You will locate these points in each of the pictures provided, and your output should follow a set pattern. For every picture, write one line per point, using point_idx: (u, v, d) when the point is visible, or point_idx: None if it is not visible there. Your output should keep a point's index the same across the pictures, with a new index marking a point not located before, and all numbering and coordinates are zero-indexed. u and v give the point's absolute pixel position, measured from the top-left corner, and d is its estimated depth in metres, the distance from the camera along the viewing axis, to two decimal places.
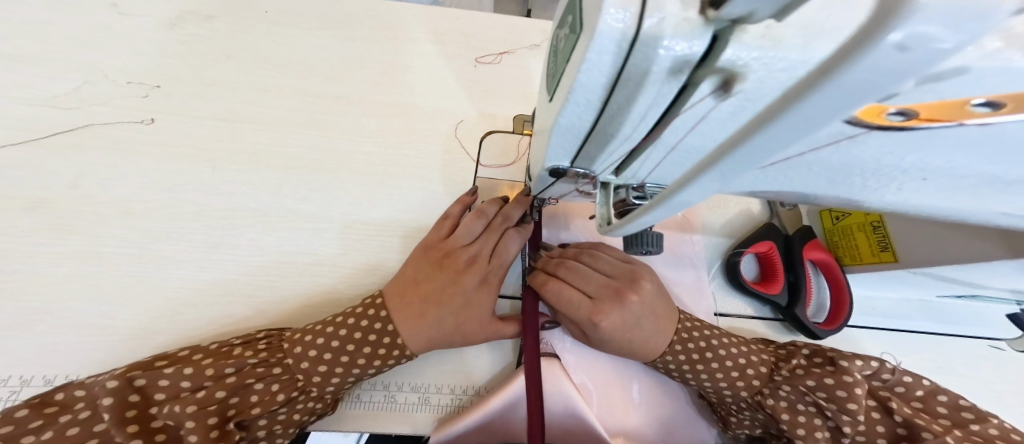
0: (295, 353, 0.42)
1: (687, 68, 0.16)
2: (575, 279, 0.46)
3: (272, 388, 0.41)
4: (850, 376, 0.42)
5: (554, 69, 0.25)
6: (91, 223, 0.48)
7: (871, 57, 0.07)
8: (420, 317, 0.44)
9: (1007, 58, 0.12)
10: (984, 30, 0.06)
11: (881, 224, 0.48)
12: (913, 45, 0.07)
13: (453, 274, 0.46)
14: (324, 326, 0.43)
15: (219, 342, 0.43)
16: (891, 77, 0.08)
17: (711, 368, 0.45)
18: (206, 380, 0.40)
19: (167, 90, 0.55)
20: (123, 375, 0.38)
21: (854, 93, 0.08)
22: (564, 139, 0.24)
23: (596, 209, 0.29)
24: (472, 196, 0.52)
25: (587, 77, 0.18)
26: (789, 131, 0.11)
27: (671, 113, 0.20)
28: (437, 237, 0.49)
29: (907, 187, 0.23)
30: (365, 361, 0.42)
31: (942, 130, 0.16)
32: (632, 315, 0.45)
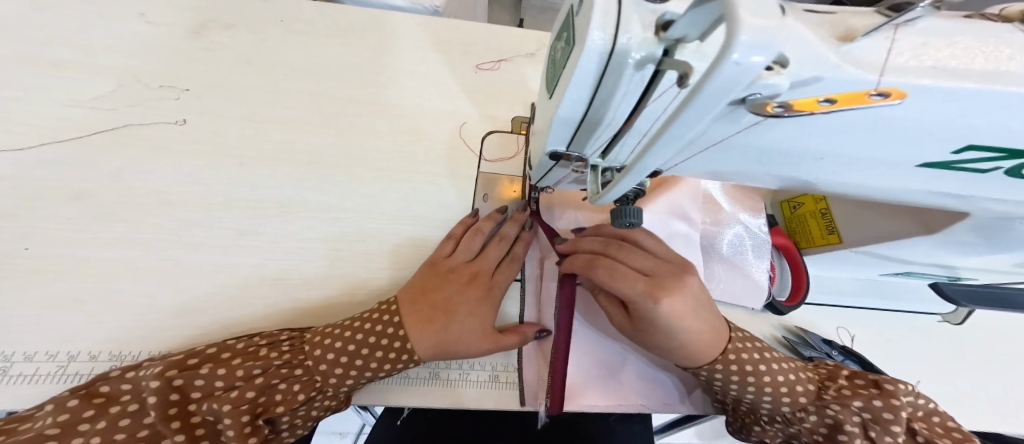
0: (315, 356, 0.44)
1: (648, 67, 0.23)
2: (634, 260, 0.50)
3: (293, 388, 0.44)
4: (896, 399, 0.45)
5: (552, 73, 0.32)
6: (129, 213, 0.52)
7: (728, 68, 0.14)
8: (429, 322, 0.46)
9: (843, 71, 0.19)
10: (767, 54, 0.13)
11: (828, 211, 0.56)
12: (744, 58, 0.13)
13: (460, 285, 0.50)
14: (342, 330, 0.46)
15: (245, 342, 0.46)
16: (734, 81, 0.14)
17: (761, 380, 0.47)
18: (237, 380, 0.42)
19: (195, 92, 0.60)
20: (162, 376, 0.40)
21: (724, 90, 0.15)
22: (560, 128, 0.30)
23: (586, 187, 0.35)
24: (474, 218, 0.58)
25: (579, 78, 0.25)
26: (700, 114, 0.17)
27: (640, 106, 0.26)
28: (442, 254, 0.54)
29: (819, 167, 0.30)
30: (377, 365, 0.44)
31: (824, 121, 0.23)
32: (692, 296, 0.47)
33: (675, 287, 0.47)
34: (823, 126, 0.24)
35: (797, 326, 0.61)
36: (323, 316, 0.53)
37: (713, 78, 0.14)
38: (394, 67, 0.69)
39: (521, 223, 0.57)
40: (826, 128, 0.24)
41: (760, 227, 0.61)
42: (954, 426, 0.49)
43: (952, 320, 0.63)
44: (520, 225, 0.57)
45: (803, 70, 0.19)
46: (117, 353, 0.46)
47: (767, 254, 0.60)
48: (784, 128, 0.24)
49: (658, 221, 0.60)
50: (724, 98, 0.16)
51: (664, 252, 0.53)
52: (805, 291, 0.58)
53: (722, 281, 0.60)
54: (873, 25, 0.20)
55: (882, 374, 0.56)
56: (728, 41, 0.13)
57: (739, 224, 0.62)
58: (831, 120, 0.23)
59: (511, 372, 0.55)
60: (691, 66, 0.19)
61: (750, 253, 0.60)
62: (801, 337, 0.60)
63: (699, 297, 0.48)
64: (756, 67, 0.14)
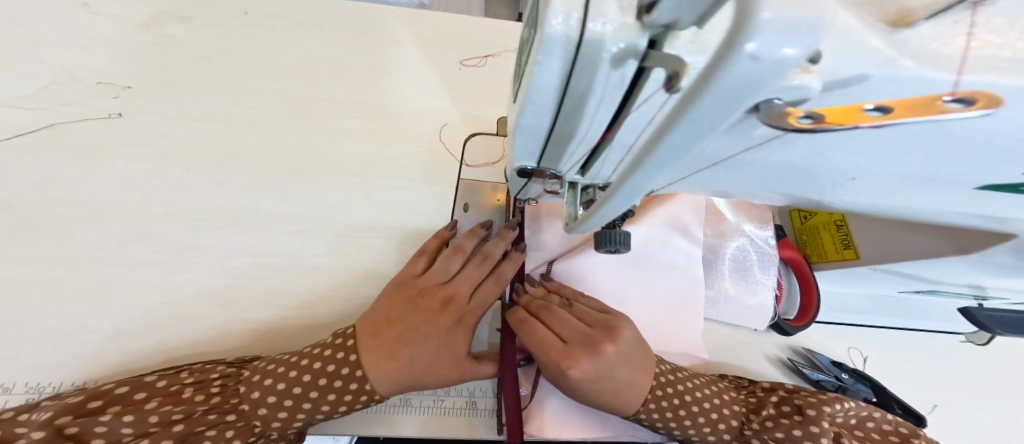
0: (251, 399, 0.39)
1: (630, 69, 0.17)
2: (553, 323, 0.45)
3: (225, 435, 0.39)
4: (817, 426, 0.44)
5: (519, 71, 0.26)
6: (57, 225, 0.47)
7: (734, 68, 0.08)
8: (392, 359, 0.41)
9: (894, 66, 0.13)
10: (813, 45, 0.07)
11: (843, 223, 0.51)
12: (764, 57, 0.07)
13: (430, 311, 0.45)
14: (284, 368, 0.41)
15: (168, 380, 0.41)
16: (747, 90, 0.09)
17: (685, 423, 0.45)
18: (152, 427, 0.38)
19: (140, 91, 0.55)
20: (50, 425, 0.35)
21: (728, 101, 0.09)
22: (527, 139, 0.25)
23: (564, 208, 0.30)
24: (451, 231, 0.52)
25: (541, 78, 0.19)
26: (697, 134, 0.12)
27: (622, 113, 0.21)
28: (411, 274, 0.48)
29: (844, 186, 0.24)
30: (329, 407, 0.40)
31: (863, 132, 0.17)
32: (606, 366, 0.42)
33: (585, 356, 0.42)
34: (858, 142, 0.18)
35: (803, 346, 0.56)
36: (278, 340, 0.47)
37: (714, 84, 0.09)
38: (366, 63, 0.64)
39: (509, 240, 0.50)
40: (856, 145, 0.19)
41: (768, 239, 0.55)
42: (894, 429, 0.47)
43: (977, 340, 0.58)
44: (508, 244, 0.50)
45: (842, 66, 0.13)
46: (36, 384, 0.41)
47: (770, 271, 0.55)
48: (808, 144, 0.19)
49: (655, 234, 0.54)
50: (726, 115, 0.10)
51: (597, 314, 0.47)
52: (814, 311, 0.52)
53: (727, 298, 0.54)
54: (939, 5, 0.14)
55: (898, 401, 0.51)
56: (741, 28, 0.07)
57: (744, 236, 0.56)
58: (873, 133, 0.17)
59: (484, 398, 0.50)
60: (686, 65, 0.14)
61: (756, 268, 0.55)
62: (808, 359, 0.55)
63: (620, 367, 0.42)
64: (790, 65, 0.08)
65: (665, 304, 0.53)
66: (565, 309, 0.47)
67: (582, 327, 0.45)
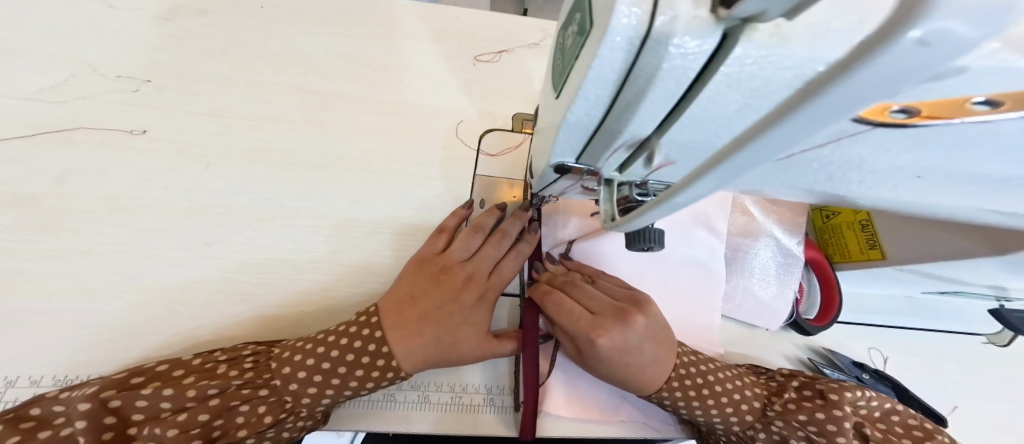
0: (283, 374, 0.39)
1: (695, 66, 0.17)
2: (579, 295, 0.45)
3: (257, 411, 0.39)
4: (840, 409, 0.43)
5: (561, 65, 0.25)
6: (77, 220, 0.47)
7: (893, 52, 0.08)
8: (417, 336, 0.41)
9: (1004, 59, 0.12)
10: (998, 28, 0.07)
11: (869, 222, 0.51)
12: (936, 40, 0.07)
13: (452, 290, 0.44)
14: (315, 345, 0.41)
15: (202, 358, 0.41)
16: (908, 71, 0.08)
17: (707, 403, 0.44)
18: (188, 401, 0.38)
19: (157, 84, 0.54)
20: (96, 398, 0.36)
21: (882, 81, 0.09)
22: (571, 134, 0.25)
23: (600, 205, 0.29)
24: (468, 209, 0.51)
25: (598, 72, 0.19)
26: (805, 124, 0.11)
27: (680, 108, 0.20)
28: (432, 251, 0.48)
29: (901, 185, 0.24)
30: (357, 383, 0.40)
31: (939, 127, 0.17)
32: (635, 337, 0.42)
33: (614, 325, 0.42)
34: (933, 137, 0.18)
35: (823, 347, 0.55)
36: (298, 336, 0.47)
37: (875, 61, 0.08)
38: (383, 58, 0.63)
39: (524, 220, 0.48)
40: (925, 143, 0.18)
41: (795, 245, 0.55)
42: (918, 424, 0.46)
43: (997, 341, 0.57)
44: (524, 223, 0.48)
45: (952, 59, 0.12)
46: (62, 377, 0.41)
47: (792, 275, 0.54)
48: (879, 140, 0.18)
49: (676, 227, 0.54)
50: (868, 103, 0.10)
51: (622, 290, 0.47)
52: (836, 312, 0.52)
53: (746, 295, 0.54)
54: None
55: (918, 401, 0.51)
56: (919, 10, 0.06)
57: (772, 239, 0.56)
58: (963, 127, 0.16)
59: (501, 396, 0.50)
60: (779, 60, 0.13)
61: (779, 271, 0.55)
62: (828, 358, 0.54)
63: (646, 340, 0.43)
64: (960, 50, 0.07)
65: (683, 301, 0.52)
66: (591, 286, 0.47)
67: (609, 302, 0.45)
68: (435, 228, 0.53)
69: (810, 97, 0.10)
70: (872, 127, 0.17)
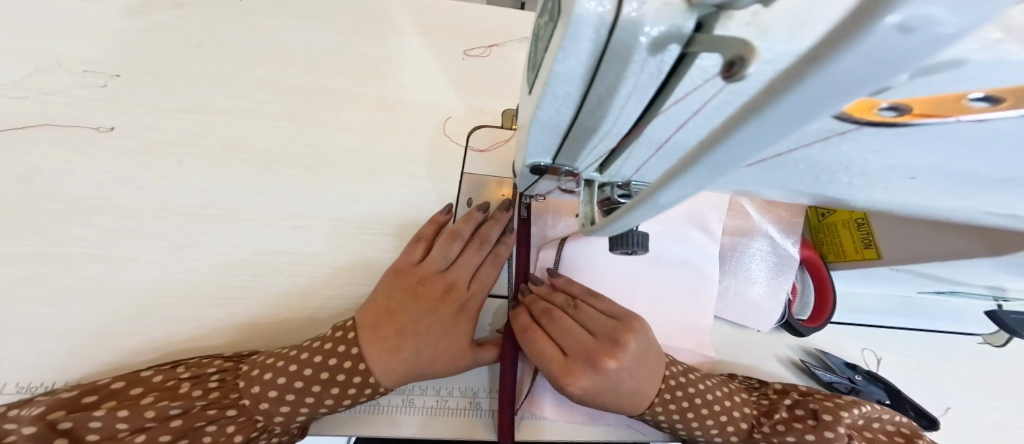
0: (252, 393, 0.38)
1: (668, 60, 0.16)
2: (555, 333, 0.43)
3: (226, 430, 0.38)
4: (831, 432, 0.43)
5: (534, 59, 0.24)
6: (44, 220, 0.45)
7: (870, 39, 0.06)
8: (395, 352, 0.40)
9: (1002, 50, 0.11)
10: (993, 14, 0.05)
11: (864, 221, 0.49)
12: (918, 28, 0.06)
13: (431, 302, 0.43)
14: (285, 363, 0.39)
15: (164, 374, 0.40)
16: (897, 59, 0.07)
17: (694, 426, 0.44)
18: (147, 422, 0.37)
19: (129, 80, 0.52)
20: (42, 420, 0.35)
21: (862, 75, 0.07)
22: (543, 134, 0.23)
23: (580, 207, 0.27)
24: (447, 215, 0.50)
25: (564, 66, 0.17)
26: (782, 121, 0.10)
27: (655, 105, 0.19)
28: (409, 261, 0.46)
29: (893, 187, 0.22)
30: (333, 401, 0.39)
31: (929, 126, 0.15)
32: (609, 382, 0.40)
33: (585, 376, 0.40)
34: (926, 137, 0.16)
35: (816, 347, 0.54)
36: (276, 339, 0.46)
37: (854, 48, 0.07)
38: (367, 52, 0.61)
39: (503, 222, 0.48)
40: (918, 144, 0.17)
41: (791, 244, 0.54)
42: (897, 429, 0.46)
43: (994, 342, 0.56)
44: (502, 226, 0.48)
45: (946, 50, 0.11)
46: (26, 384, 0.40)
47: (785, 275, 0.53)
48: (867, 140, 0.17)
49: (670, 227, 0.53)
50: (853, 92, 0.08)
51: (606, 320, 0.44)
52: (830, 311, 0.51)
53: (740, 297, 0.53)
54: None
55: (911, 403, 0.50)
56: None
57: (766, 239, 0.55)
58: (958, 126, 0.15)
59: (489, 398, 0.49)
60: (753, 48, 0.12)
61: (772, 270, 0.54)
62: (820, 359, 0.53)
63: (625, 382, 0.41)
64: (947, 40, 0.06)
65: (672, 302, 0.51)
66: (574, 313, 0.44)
67: (587, 339, 0.42)
68: (413, 235, 0.51)
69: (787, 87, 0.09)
70: (858, 126, 0.16)
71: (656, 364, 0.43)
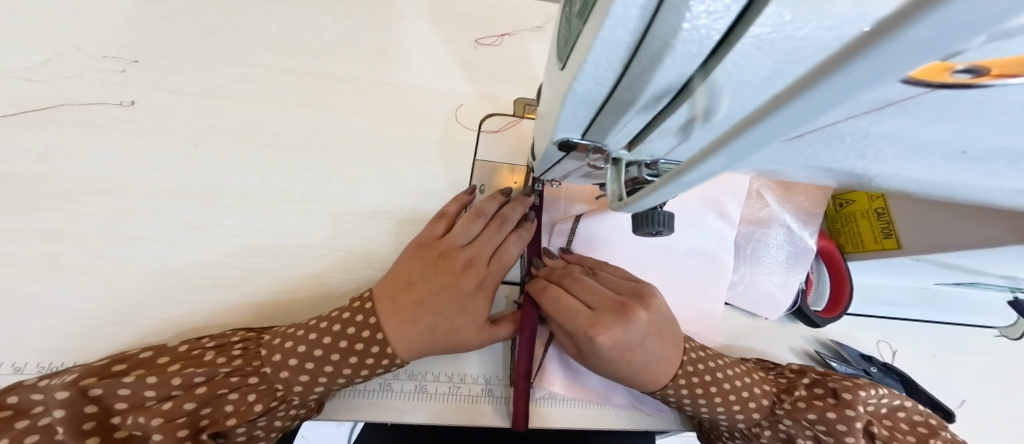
0: (273, 362, 0.39)
1: (717, 34, 0.15)
2: (578, 290, 0.43)
3: (247, 398, 0.38)
4: (852, 410, 0.42)
5: (567, 33, 0.23)
6: (60, 202, 0.45)
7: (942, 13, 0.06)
8: (411, 322, 0.40)
9: None
10: None
11: (886, 211, 0.49)
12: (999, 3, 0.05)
13: (451, 276, 0.43)
14: (305, 331, 0.40)
15: (190, 344, 0.41)
16: (962, 36, 0.07)
17: (714, 401, 0.43)
18: (173, 389, 0.37)
19: (145, 65, 0.52)
20: (74, 386, 0.35)
21: (932, 46, 0.07)
22: (578, 107, 0.23)
23: (607, 186, 0.28)
24: (470, 195, 0.50)
25: (609, 34, 0.17)
26: (848, 88, 0.09)
27: (700, 77, 0.18)
28: (431, 236, 0.46)
29: (937, 161, 0.22)
30: (350, 371, 0.39)
31: (998, 90, 0.14)
32: (638, 333, 0.40)
33: (615, 325, 0.40)
34: (991, 105, 0.16)
35: (831, 339, 0.53)
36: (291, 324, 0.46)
37: (916, 28, 0.07)
38: (378, 39, 0.60)
39: (526, 204, 0.48)
40: (976, 114, 0.17)
41: (809, 235, 0.53)
42: (924, 420, 0.45)
43: (1010, 334, 0.56)
44: (525, 207, 0.48)
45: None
46: (47, 364, 0.40)
47: (800, 266, 0.52)
48: (925, 108, 0.16)
49: (688, 214, 0.52)
50: (924, 63, 0.08)
51: (623, 281, 0.46)
52: (846, 303, 0.50)
53: (754, 283, 0.52)
54: None
55: (926, 395, 0.49)
56: None
57: (784, 228, 0.54)
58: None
59: (501, 386, 0.49)
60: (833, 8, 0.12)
61: (787, 261, 0.53)
62: (835, 351, 0.52)
63: (650, 337, 0.41)
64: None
65: (687, 291, 0.51)
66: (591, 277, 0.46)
67: (611, 296, 0.43)
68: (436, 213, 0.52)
69: (848, 63, 0.09)
70: (932, 88, 0.15)
71: (675, 332, 0.43)
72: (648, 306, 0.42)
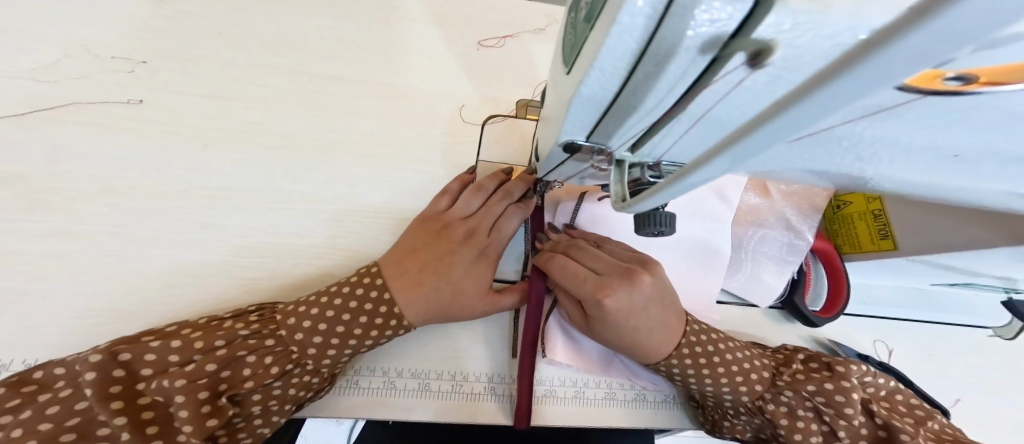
0: (289, 325, 0.40)
1: (718, 42, 0.16)
2: (583, 258, 0.44)
3: (264, 361, 0.39)
4: (848, 381, 0.43)
5: (572, 39, 0.24)
6: (69, 201, 0.46)
7: (943, 21, 0.06)
8: (417, 286, 0.42)
9: None
10: None
11: (881, 213, 0.50)
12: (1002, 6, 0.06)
13: (453, 244, 0.45)
14: (318, 297, 0.41)
15: (208, 317, 0.42)
16: (953, 42, 0.07)
17: (717, 372, 0.44)
18: (195, 354, 0.38)
19: (152, 65, 0.52)
20: (106, 349, 0.36)
21: (929, 51, 0.08)
22: (583, 111, 0.24)
23: (610, 187, 0.28)
24: (471, 175, 0.51)
25: (615, 41, 0.17)
26: (850, 92, 0.10)
27: (702, 83, 0.19)
28: (436, 209, 0.48)
29: (930, 165, 0.23)
30: (361, 331, 0.40)
31: (985, 98, 0.15)
32: (643, 298, 0.41)
33: (622, 288, 0.41)
34: (980, 111, 0.16)
35: (830, 339, 0.54)
36: None
37: (915, 36, 0.07)
38: (383, 41, 0.61)
39: (528, 182, 0.47)
40: (970, 119, 0.17)
41: (808, 230, 0.53)
42: (916, 404, 0.46)
43: (1004, 335, 0.56)
44: (527, 185, 0.47)
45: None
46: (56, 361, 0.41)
47: (795, 256, 0.53)
48: (914, 115, 0.17)
49: (690, 211, 0.52)
50: (919, 70, 0.09)
51: (628, 254, 0.46)
52: (844, 301, 0.51)
53: (748, 272, 0.53)
54: None
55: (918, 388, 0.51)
56: None
57: (783, 220, 0.55)
58: (1021, 97, 0.15)
59: (504, 384, 0.49)
60: None
61: (783, 251, 0.54)
62: (833, 350, 0.53)
63: (654, 304, 0.42)
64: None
65: (687, 285, 0.52)
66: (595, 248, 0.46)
67: (616, 263, 0.44)
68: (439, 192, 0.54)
69: (847, 69, 0.09)
70: (920, 97, 0.15)
71: (676, 300, 0.44)
72: (651, 272, 0.43)
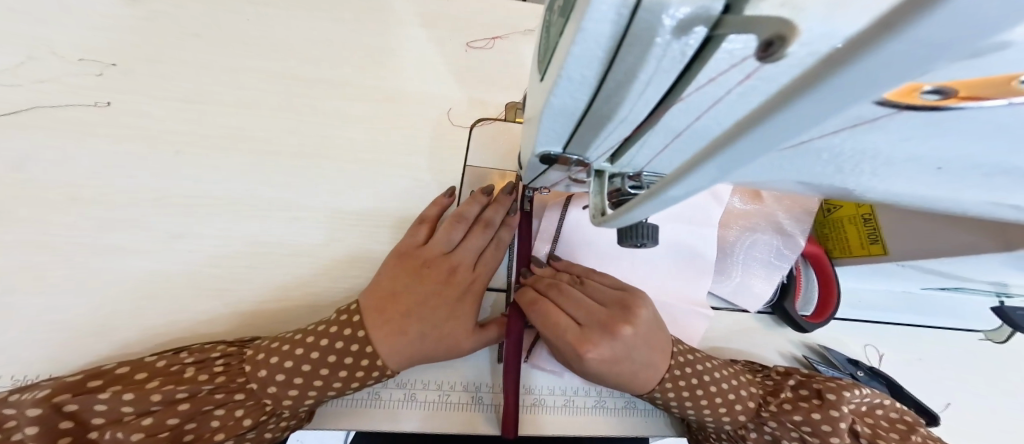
0: (258, 377, 0.38)
1: (688, 50, 0.15)
2: (564, 303, 0.43)
3: (234, 414, 0.38)
4: (837, 410, 0.42)
5: (546, 44, 0.23)
6: (36, 210, 0.44)
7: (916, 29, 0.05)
8: (400, 334, 0.40)
9: None
10: None
11: (871, 217, 0.49)
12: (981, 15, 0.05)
13: (436, 284, 0.44)
14: (291, 346, 0.40)
15: (167, 359, 0.40)
16: (932, 54, 0.06)
17: (699, 403, 0.43)
18: (152, 405, 0.37)
19: (125, 68, 0.51)
20: (48, 402, 0.35)
21: (904, 63, 0.07)
22: (557, 121, 0.23)
23: (590, 199, 0.27)
24: (449, 198, 0.50)
25: (581, 49, 0.16)
26: (823, 105, 0.09)
27: (675, 91, 0.18)
28: (414, 244, 0.46)
29: (917, 175, 0.22)
30: (341, 384, 0.39)
31: (967, 109, 0.14)
32: (625, 348, 0.40)
33: (603, 341, 0.40)
34: (966, 122, 0.15)
35: (819, 343, 0.53)
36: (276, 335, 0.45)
37: (893, 42, 0.06)
38: (369, 43, 0.60)
39: (507, 205, 0.48)
40: (955, 130, 0.16)
41: (798, 234, 0.53)
42: (901, 417, 0.46)
43: (995, 338, 0.56)
44: (506, 208, 0.48)
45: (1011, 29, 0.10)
46: (21, 377, 0.39)
47: (783, 261, 0.53)
48: (898, 127, 0.16)
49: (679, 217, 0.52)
50: (896, 83, 0.08)
51: (613, 291, 0.45)
52: (833, 307, 0.50)
53: (737, 275, 0.53)
54: None
55: (910, 398, 0.50)
56: None
57: (772, 222, 0.54)
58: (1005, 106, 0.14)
59: (490, 393, 0.48)
60: (797, 24, 0.11)
61: (772, 255, 0.53)
62: (823, 356, 0.53)
63: (638, 348, 0.41)
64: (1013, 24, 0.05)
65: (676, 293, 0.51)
66: (578, 286, 0.45)
67: (598, 309, 0.42)
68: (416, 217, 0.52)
69: (819, 79, 0.08)
70: (899, 110, 0.15)
71: (663, 339, 0.43)
72: (635, 315, 0.42)
